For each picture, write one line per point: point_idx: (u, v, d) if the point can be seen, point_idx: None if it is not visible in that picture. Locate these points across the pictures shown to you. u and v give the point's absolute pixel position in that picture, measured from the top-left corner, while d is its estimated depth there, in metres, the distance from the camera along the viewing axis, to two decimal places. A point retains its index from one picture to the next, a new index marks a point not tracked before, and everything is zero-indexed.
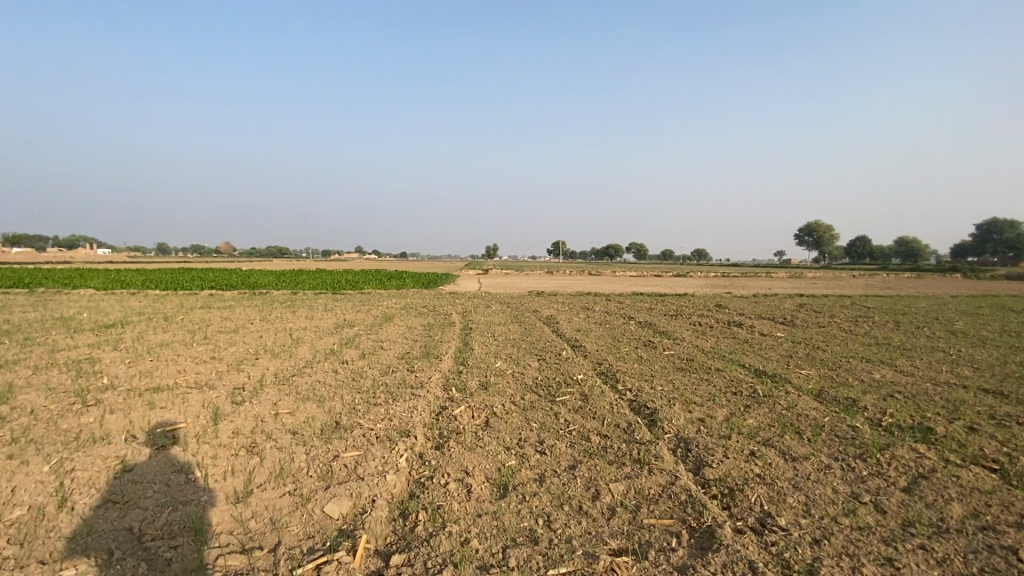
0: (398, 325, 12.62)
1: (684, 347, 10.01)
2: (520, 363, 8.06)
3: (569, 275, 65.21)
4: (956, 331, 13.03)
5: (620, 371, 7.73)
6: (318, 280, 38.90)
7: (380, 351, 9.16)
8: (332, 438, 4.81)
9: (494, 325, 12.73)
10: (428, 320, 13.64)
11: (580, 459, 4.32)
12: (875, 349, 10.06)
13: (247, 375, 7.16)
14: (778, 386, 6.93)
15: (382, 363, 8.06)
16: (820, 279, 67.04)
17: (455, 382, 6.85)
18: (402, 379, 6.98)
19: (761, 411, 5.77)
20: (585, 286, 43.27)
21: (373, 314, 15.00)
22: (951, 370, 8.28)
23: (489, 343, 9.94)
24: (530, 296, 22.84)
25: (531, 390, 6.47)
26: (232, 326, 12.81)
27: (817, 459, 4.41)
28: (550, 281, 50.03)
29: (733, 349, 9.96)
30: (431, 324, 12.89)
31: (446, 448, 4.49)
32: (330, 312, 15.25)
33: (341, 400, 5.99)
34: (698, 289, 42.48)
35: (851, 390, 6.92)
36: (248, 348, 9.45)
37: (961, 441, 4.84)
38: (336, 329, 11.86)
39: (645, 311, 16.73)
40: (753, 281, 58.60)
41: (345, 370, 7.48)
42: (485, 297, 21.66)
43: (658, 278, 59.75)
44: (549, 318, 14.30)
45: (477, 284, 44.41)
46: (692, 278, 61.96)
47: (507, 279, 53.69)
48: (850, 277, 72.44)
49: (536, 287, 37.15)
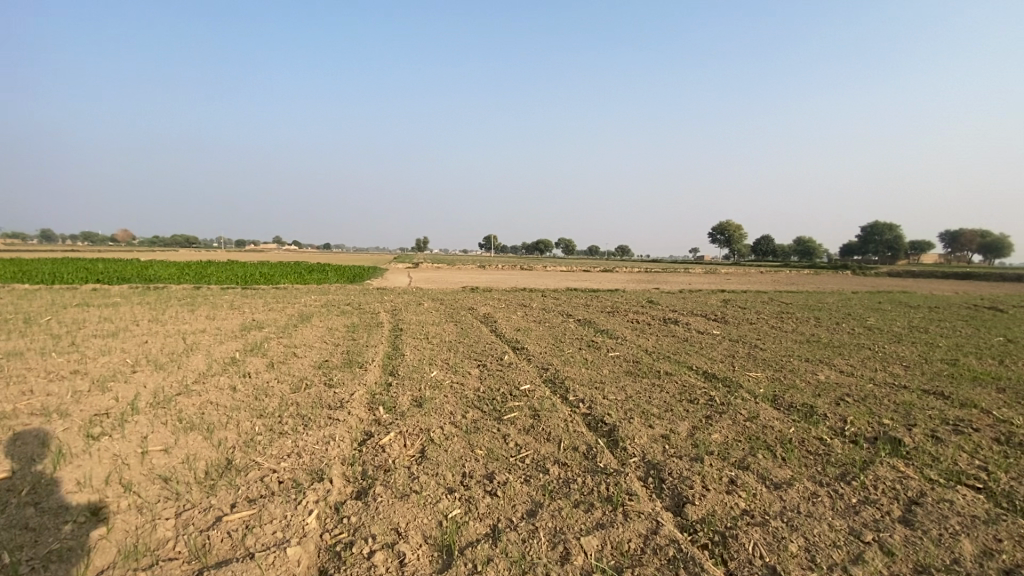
0: (317, 326, 11.23)
1: (629, 347, 9.57)
2: (458, 372, 7.15)
3: (502, 270, 64.59)
4: (872, 327, 13.75)
5: (568, 377, 7.05)
6: (229, 273, 35.44)
7: (293, 359, 7.87)
8: (219, 487, 3.69)
9: (426, 325, 11.70)
10: (352, 320, 12.31)
11: (540, 501, 3.54)
12: (809, 347, 10.17)
13: (114, 395, 5.69)
14: (734, 391, 6.57)
15: (295, 375, 6.84)
16: (734, 275, 71.59)
17: (383, 398, 5.83)
18: (318, 397, 5.85)
19: (726, 423, 5.30)
20: (517, 280, 42.90)
21: (288, 312, 13.40)
22: (884, 368, 8.41)
23: (421, 347, 8.93)
24: (463, 291, 21.86)
25: (473, 406, 5.60)
26: (111, 328, 10.78)
27: (800, 484, 3.94)
28: (481, 276, 49.19)
29: (678, 349, 9.66)
30: (356, 325, 11.61)
31: (372, 496, 3.53)
32: (237, 311, 13.41)
33: (237, 429, 4.81)
34: (627, 284, 43.40)
35: (803, 394, 6.69)
36: (124, 358, 7.77)
37: (930, 454, 4.60)
38: (242, 332, 10.28)
39: (583, 307, 16.35)
40: (675, 277, 61.27)
41: (247, 387, 6.21)
42: (416, 293, 20.41)
43: (587, 273, 60.81)
44: (485, 316, 13.45)
45: (406, 278, 42.68)
46: (620, 273, 63.71)
47: (438, 273, 52.22)
48: (760, 273, 77.96)
49: (469, 282, 36.21)
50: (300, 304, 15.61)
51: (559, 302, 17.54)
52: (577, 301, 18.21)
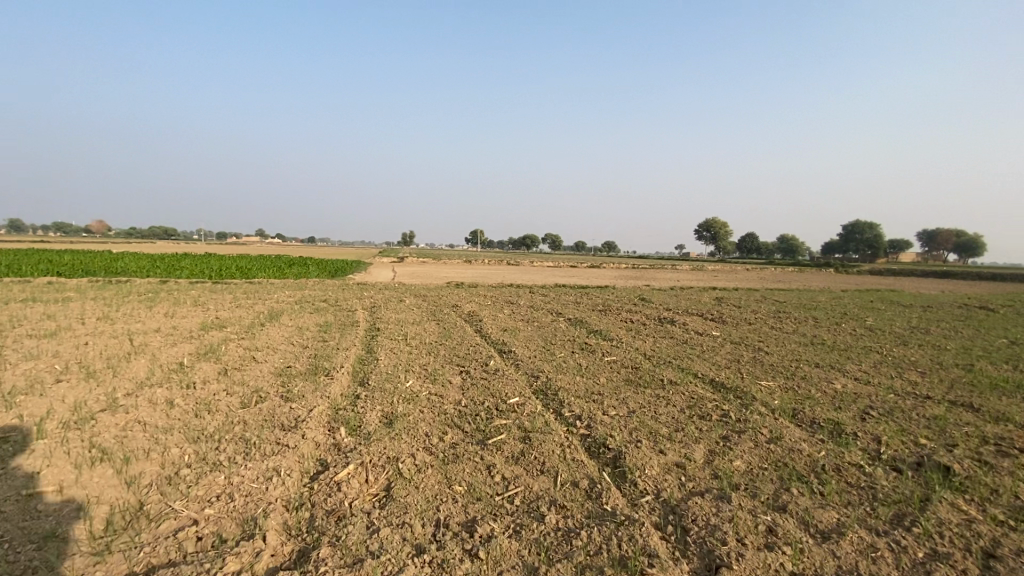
0: (285, 326, 10.27)
1: (625, 351, 8.82)
2: (436, 381, 6.31)
3: (487, 265, 63.61)
4: (872, 327, 13.19)
5: (562, 387, 6.27)
6: (203, 266, 34.01)
7: (251, 366, 6.97)
8: (116, 550, 2.83)
9: (406, 324, 10.83)
10: (325, 318, 11.36)
11: (534, 565, 2.75)
12: (815, 350, 9.51)
13: (22, 413, 4.76)
14: (748, 404, 5.85)
15: (249, 386, 5.95)
16: (720, 272, 71.62)
17: (346, 416, 4.99)
18: (271, 414, 4.98)
19: (746, 446, 4.56)
20: (503, 276, 42.04)
21: (256, 310, 12.40)
22: (901, 375, 7.78)
23: (398, 350, 8.07)
24: (447, 287, 20.92)
25: (453, 426, 4.79)
26: (52, 327, 9.69)
27: (851, 532, 3.21)
28: (467, 271, 48.23)
29: (677, 352, 8.94)
30: (329, 324, 10.68)
31: (315, 562, 2.70)
32: (201, 308, 12.37)
33: (161, 461, 3.94)
34: (615, 281, 42.73)
35: (823, 406, 5.99)
36: (54, 364, 6.77)
37: (990, 486, 3.91)
38: (200, 332, 9.30)
39: (572, 305, 15.58)
40: (662, 274, 61.02)
41: (187, 401, 5.31)
42: (398, 289, 19.44)
43: (574, 269, 60.19)
44: (470, 315, 12.60)
45: (389, 273, 41.60)
46: (606, 269, 63.27)
47: (423, 268, 51.16)
48: (745, 270, 78.23)
49: (453, 278, 35.29)
50: (271, 300, 14.58)
51: (547, 300, 16.74)
52: (567, 299, 17.43)
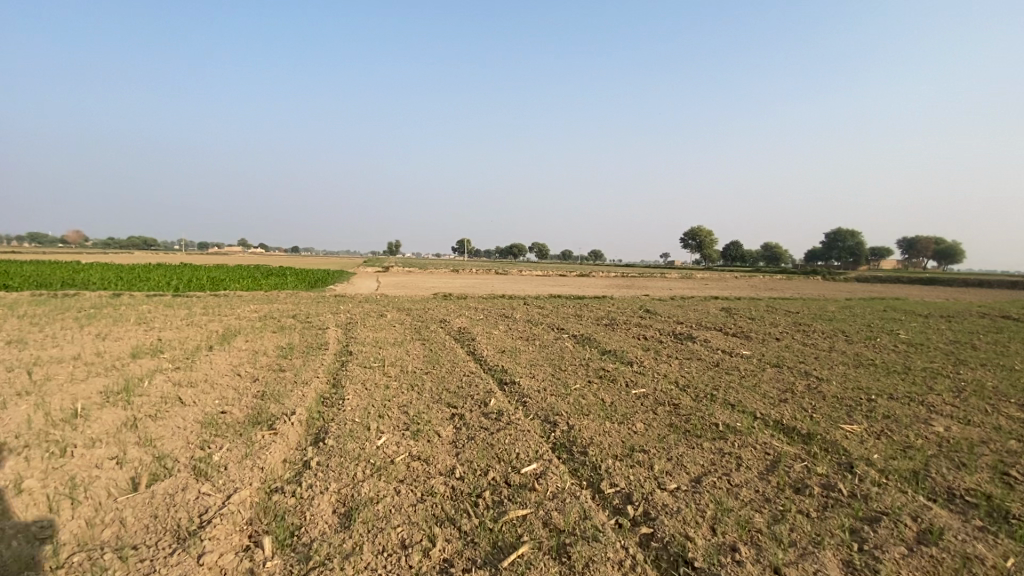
0: (238, 350, 8.48)
1: (652, 377, 7.21)
2: (420, 433, 4.63)
3: (475, 274, 61.80)
4: (912, 341, 11.77)
5: (591, 439, 4.63)
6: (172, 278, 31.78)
7: (172, 414, 5.20)
8: None
9: (385, 346, 9.12)
10: (289, 339, 9.57)
11: None
12: (873, 375, 8.00)
13: None
14: (850, 464, 4.26)
15: (153, 451, 4.20)
16: (710, 280, 70.81)
17: (283, 509, 3.29)
18: (166, 509, 3.27)
19: (896, 553, 2.98)
20: (491, 287, 40.39)
21: (208, 329, 10.55)
22: (999, 409, 6.28)
23: (372, 384, 6.36)
24: (434, 299, 19.17)
25: (444, 527, 3.13)
26: None
27: None
28: (454, 281, 46.49)
29: (715, 379, 7.35)
30: (293, 346, 8.90)
31: None
32: (143, 328, 10.48)
33: None
34: (607, 290, 41.36)
35: (944, 464, 4.44)
36: None
37: None
38: (125, 361, 7.48)
39: (574, 318, 13.95)
40: (653, 282, 59.93)
41: (46, 482, 3.55)
42: (380, 301, 17.64)
43: (564, 279, 58.77)
44: (460, 333, 10.91)
45: (372, 284, 39.71)
46: (597, 278, 61.88)
47: (408, 278, 49.25)
48: (735, 278, 77.61)
49: (438, 289, 33.51)
50: (232, 317, 12.68)
51: (545, 312, 15.10)
52: (567, 310, 15.80)
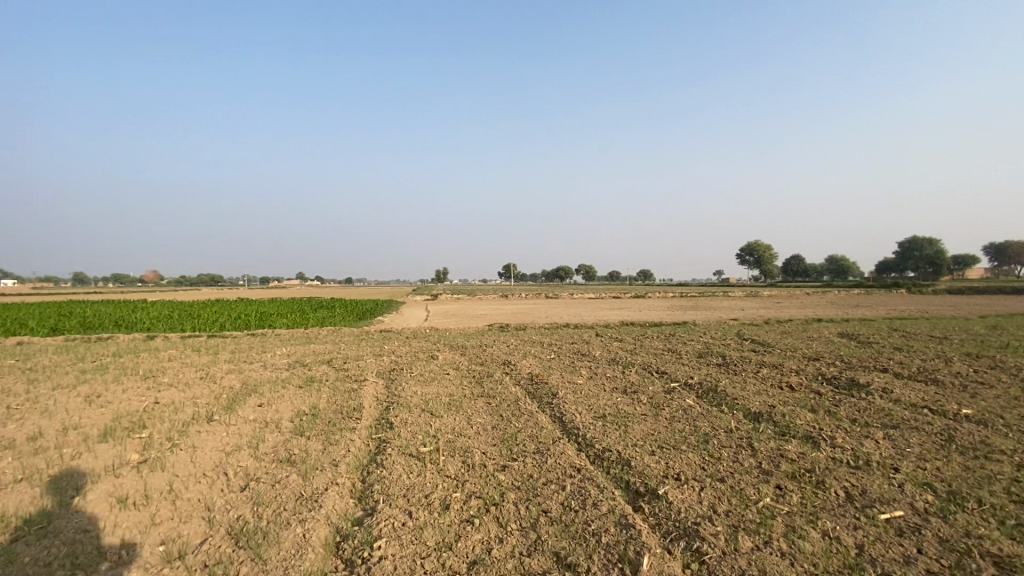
0: (243, 422, 6.19)
1: (878, 475, 4.32)
2: None
3: (526, 300, 59.47)
4: None
5: None
6: (221, 315, 31.12)
7: None
8: None
9: (440, 410, 6.60)
10: (314, 401, 7.21)
11: None
12: None
13: None
14: None
15: None
16: (779, 297, 65.42)
17: None
18: None
19: None
20: (546, 313, 37.75)
21: (220, 385, 8.38)
22: None
23: (423, 504, 3.82)
24: (491, 332, 16.70)
25: None
26: None
27: None
28: (506, 308, 44.19)
29: (988, 476, 4.37)
30: (316, 414, 6.51)
31: None
32: (145, 384, 8.47)
33: None
34: (674, 314, 37.60)
35: None
36: None
37: None
38: (84, 446, 5.30)
39: (672, 354, 11.08)
40: (718, 302, 55.52)
41: None
42: (431, 337, 15.33)
43: (621, 301, 55.31)
44: (535, 382, 8.26)
45: (422, 315, 37.99)
46: (656, 300, 57.93)
47: (457, 307, 47.43)
48: (806, 295, 71.22)
49: (491, 319, 31.18)
50: (257, 363, 10.54)
51: (630, 347, 12.19)
52: (656, 343, 12.82)
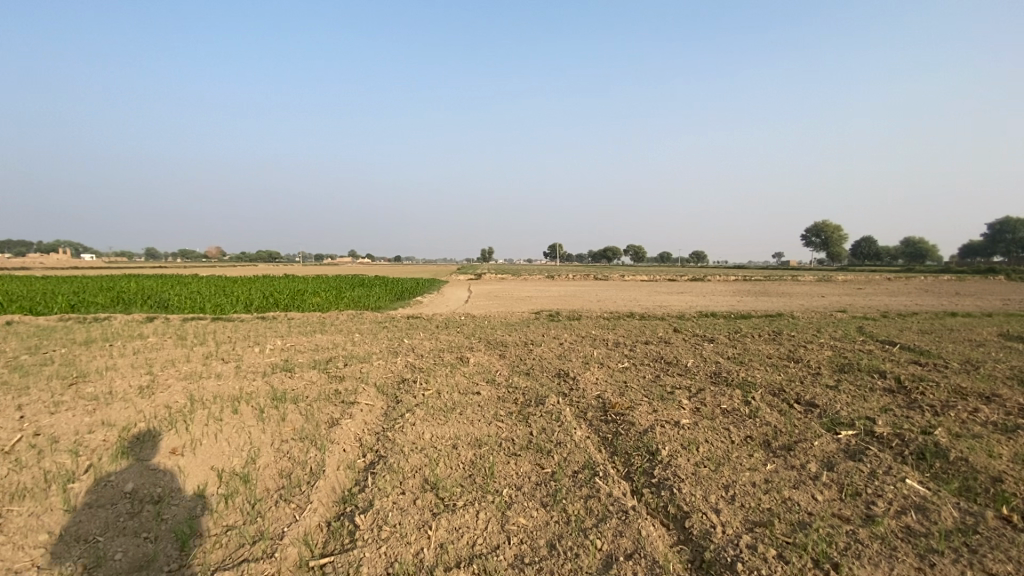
0: (107, 502, 3.50)
1: None
2: None
3: (573, 281, 56.17)
4: None
5: None
6: (255, 293, 29.70)
7: None
8: None
9: (454, 487, 3.68)
10: (258, 448, 4.49)
11: None
12: None
13: None
14: None
15: None
16: (855, 283, 58.92)
17: None
18: None
19: None
20: (598, 297, 34.45)
21: (150, 402, 5.83)
22: None
23: None
24: (538, 322, 13.69)
25: None
26: None
27: None
28: (552, 290, 41.12)
29: None
30: (241, 486, 3.74)
31: None
32: (55, 398, 6.00)
33: None
34: (743, 301, 33.37)
35: None
36: None
37: None
38: None
39: (799, 369, 7.74)
40: (787, 287, 50.24)
41: None
42: (466, 327, 12.49)
43: (678, 284, 51.01)
44: (612, 420, 5.21)
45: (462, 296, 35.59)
46: (715, 283, 53.09)
47: (500, 288, 44.72)
48: (888, 281, 63.85)
49: (537, 304, 28.13)
50: (229, 364, 7.98)
51: (731, 355, 8.84)
52: (766, 349, 9.38)
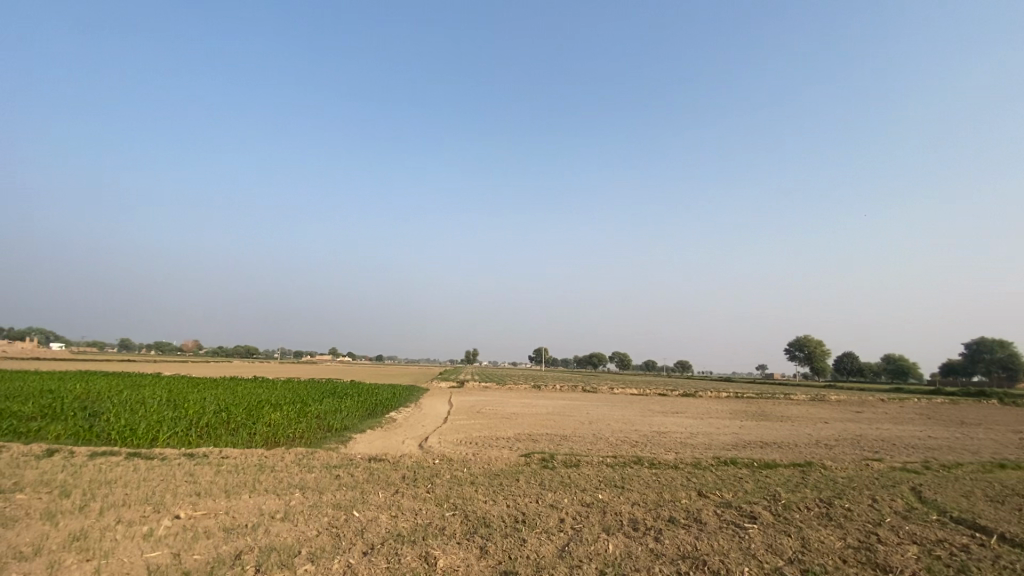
0: None
1: None
2: None
3: (558, 394, 53.53)
4: None
5: None
6: (208, 403, 26.67)
7: None
8: None
9: None
10: None
11: None
12: None
13: None
14: None
15: None
16: (848, 406, 57.16)
17: None
18: None
19: None
20: (587, 418, 31.91)
21: None
22: None
23: None
24: (528, 472, 11.31)
25: None
26: None
27: None
28: (536, 406, 38.48)
29: None
30: None
31: None
32: None
33: None
34: (742, 428, 31.08)
35: None
36: None
37: None
38: None
39: None
40: (780, 409, 48.19)
41: None
42: (439, 480, 10.04)
43: (668, 402, 48.68)
44: None
45: (439, 411, 32.85)
46: (707, 402, 50.81)
47: (481, 400, 41.83)
48: (879, 403, 62.33)
49: (522, 428, 25.47)
50: (86, 568, 5.37)
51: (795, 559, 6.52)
52: (835, 545, 7.08)
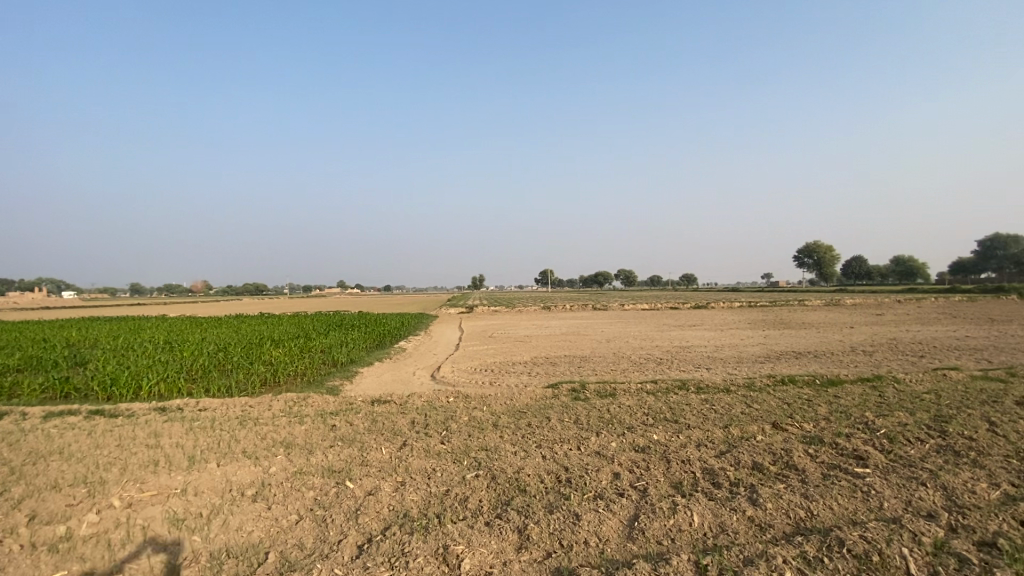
0: None
1: None
2: None
3: (570, 313, 52.41)
4: None
5: None
6: (207, 344, 25.33)
7: None
8: None
9: None
10: None
11: None
12: None
13: None
14: None
15: None
16: (867, 309, 55.84)
17: None
18: None
19: None
20: (604, 336, 30.56)
21: None
22: None
23: None
24: (559, 407, 9.57)
25: None
26: None
27: None
28: (549, 327, 37.23)
29: None
30: None
31: None
32: None
33: None
34: (768, 338, 29.61)
35: None
36: None
37: None
38: None
39: None
40: (799, 315, 46.82)
41: None
42: (454, 425, 8.29)
43: (684, 315, 47.36)
44: None
45: (451, 337, 31.68)
46: (723, 313, 49.42)
47: (492, 324, 40.65)
48: (897, 305, 60.84)
49: (539, 351, 24.08)
50: None
51: (954, 526, 4.73)
52: (993, 498, 5.26)
